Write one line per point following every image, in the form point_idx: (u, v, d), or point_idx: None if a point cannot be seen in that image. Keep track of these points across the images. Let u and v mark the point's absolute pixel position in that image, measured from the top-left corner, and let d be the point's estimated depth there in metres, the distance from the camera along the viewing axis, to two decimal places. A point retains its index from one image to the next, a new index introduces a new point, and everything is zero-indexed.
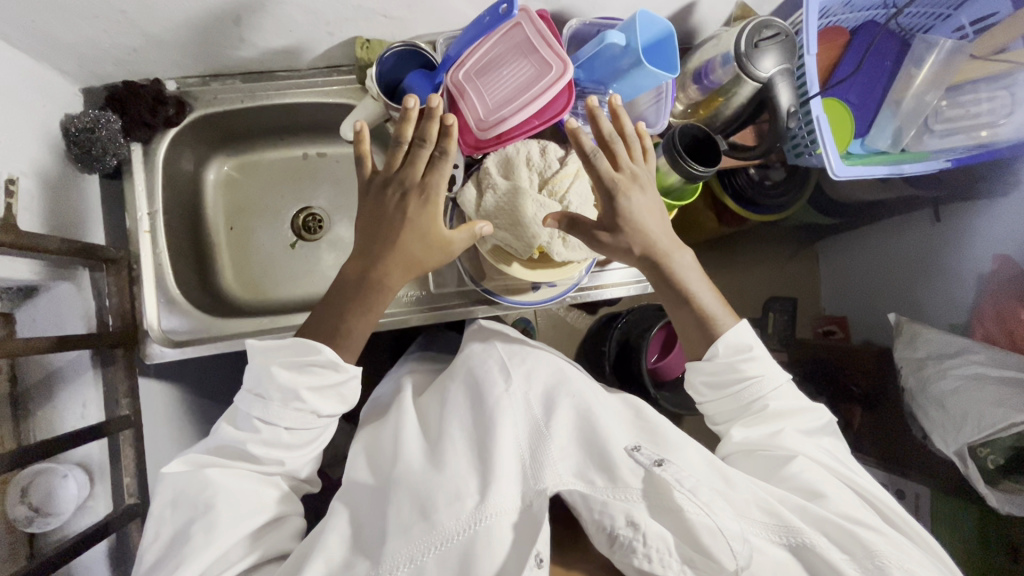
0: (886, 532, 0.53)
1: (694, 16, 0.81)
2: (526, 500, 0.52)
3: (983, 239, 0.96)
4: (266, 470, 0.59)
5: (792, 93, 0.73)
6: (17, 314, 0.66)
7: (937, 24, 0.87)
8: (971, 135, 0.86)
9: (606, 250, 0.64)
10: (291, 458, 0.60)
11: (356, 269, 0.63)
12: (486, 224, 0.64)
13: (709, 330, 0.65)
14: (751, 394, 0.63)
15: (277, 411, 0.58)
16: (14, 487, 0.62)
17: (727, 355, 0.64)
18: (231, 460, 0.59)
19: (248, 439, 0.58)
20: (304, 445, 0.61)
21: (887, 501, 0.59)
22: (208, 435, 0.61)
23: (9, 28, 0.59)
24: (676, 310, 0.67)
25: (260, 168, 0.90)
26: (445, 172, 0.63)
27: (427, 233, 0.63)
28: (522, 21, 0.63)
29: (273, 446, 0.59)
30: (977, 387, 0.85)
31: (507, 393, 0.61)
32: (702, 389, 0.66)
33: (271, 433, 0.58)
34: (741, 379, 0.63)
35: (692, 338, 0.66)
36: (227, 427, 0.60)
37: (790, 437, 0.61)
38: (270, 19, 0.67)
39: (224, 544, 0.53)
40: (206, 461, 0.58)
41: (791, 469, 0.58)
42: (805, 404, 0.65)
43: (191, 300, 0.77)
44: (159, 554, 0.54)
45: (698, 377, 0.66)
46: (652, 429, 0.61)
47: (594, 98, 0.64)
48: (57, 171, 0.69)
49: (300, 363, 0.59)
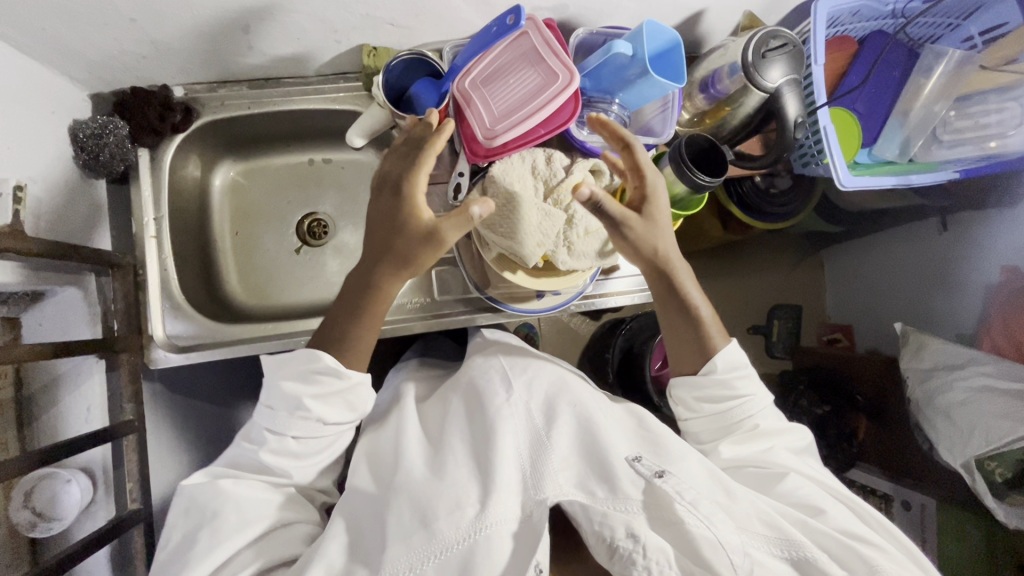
0: (881, 546, 0.53)
1: (701, 25, 0.81)
2: (526, 509, 0.51)
3: (990, 249, 0.94)
4: (274, 479, 0.59)
5: (798, 104, 0.73)
6: (22, 318, 0.65)
7: (946, 34, 0.85)
8: (979, 146, 0.85)
9: (634, 239, 0.61)
10: (300, 470, 0.61)
11: (358, 282, 0.63)
12: (483, 202, 0.55)
13: (706, 343, 0.64)
14: (741, 412, 0.63)
15: (284, 421, 0.58)
16: (19, 491, 0.62)
17: (725, 371, 0.63)
18: (244, 472, 0.59)
19: (262, 447, 0.59)
20: (311, 454, 0.61)
21: (876, 515, 0.59)
22: (228, 450, 0.63)
23: (18, 35, 0.60)
24: (672, 323, 0.66)
25: (267, 174, 0.90)
26: (423, 162, 0.58)
27: (411, 227, 0.59)
28: (528, 30, 0.64)
29: (282, 454, 0.59)
30: (986, 399, 0.84)
31: (508, 403, 0.60)
32: (697, 405, 0.64)
33: (280, 442, 0.59)
34: (733, 397, 0.63)
35: (686, 354, 0.66)
36: (243, 441, 0.61)
37: (781, 454, 0.62)
38: (279, 27, 0.67)
39: (232, 548, 0.53)
40: (223, 472, 0.59)
41: (787, 485, 0.58)
42: (789, 425, 0.65)
43: (196, 307, 0.78)
44: (166, 557, 0.55)
45: (688, 392, 0.65)
46: (653, 439, 0.59)
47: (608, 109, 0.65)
48: (65, 176, 0.69)
49: (301, 372, 0.59)
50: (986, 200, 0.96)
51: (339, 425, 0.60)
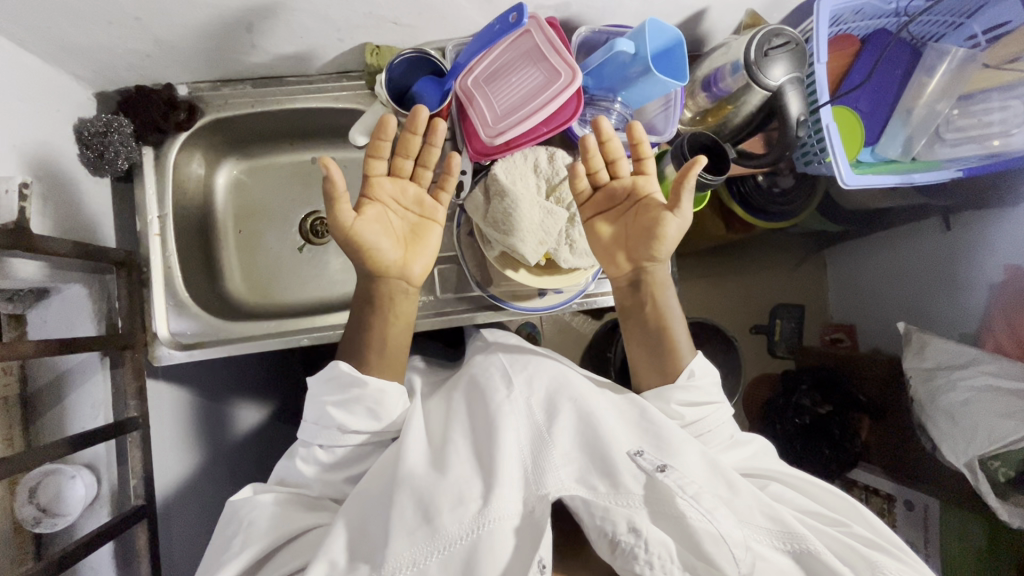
0: (873, 539, 0.54)
1: (704, 23, 0.81)
2: (528, 505, 0.51)
3: (993, 249, 0.94)
4: (303, 492, 0.60)
5: (802, 102, 0.73)
6: (28, 314, 0.67)
7: (949, 32, 0.85)
8: (982, 144, 0.85)
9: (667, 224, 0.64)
10: (323, 482, 0.60)
11: (359, 290, 0.66)
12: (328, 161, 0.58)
13: (674, 357, 0.65)
14: (717, 419, 0.62)
15: (312, 431, 0.60)
16: (23, 488, 0.62)
17: (703, 374, 0.64)
18: (280, 486, 0.60)
19: (296, 458, 0.61)
20: (337, 467, 0.60)
21: (848, 499, 0.59)
22: (275, 470, 0.64)
23: (21, 31, 0.60)
24: (654, 324, 0.67)
25: (271, 172, 0.90)
26: (371, 167, 0.64)
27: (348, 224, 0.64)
28: (531, 29, 0.64)
29: (310, 464, 0.60)
30: (989, 398, 0.83)
31: (508, 400, 0.59)
32: (682, 412, 0.61)
33: (308, 451, 0.60)
34: (707, 406, 0.62)
35: (648, 370, 0.66)
36: (285, 459, 0.63)
37: (761, 458, 0.62)
38: (282, 26, 0.67)
39: (249, 554, 0.53)
40: (264, 486, 0.60)
41: (770, 489, 0.58)
42: (758, 436, 0.66)
43: (201, 303, 0.78)
44: (202, 563, 0.56)
45: (674, 398, 0.61)
46: (654, 430, 0.56)
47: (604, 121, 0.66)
48: (69, 174, 0.70)
49: (325, 381, 0.61)
50: (988, 199, 0.95)
51: (362, 435, 0.60)
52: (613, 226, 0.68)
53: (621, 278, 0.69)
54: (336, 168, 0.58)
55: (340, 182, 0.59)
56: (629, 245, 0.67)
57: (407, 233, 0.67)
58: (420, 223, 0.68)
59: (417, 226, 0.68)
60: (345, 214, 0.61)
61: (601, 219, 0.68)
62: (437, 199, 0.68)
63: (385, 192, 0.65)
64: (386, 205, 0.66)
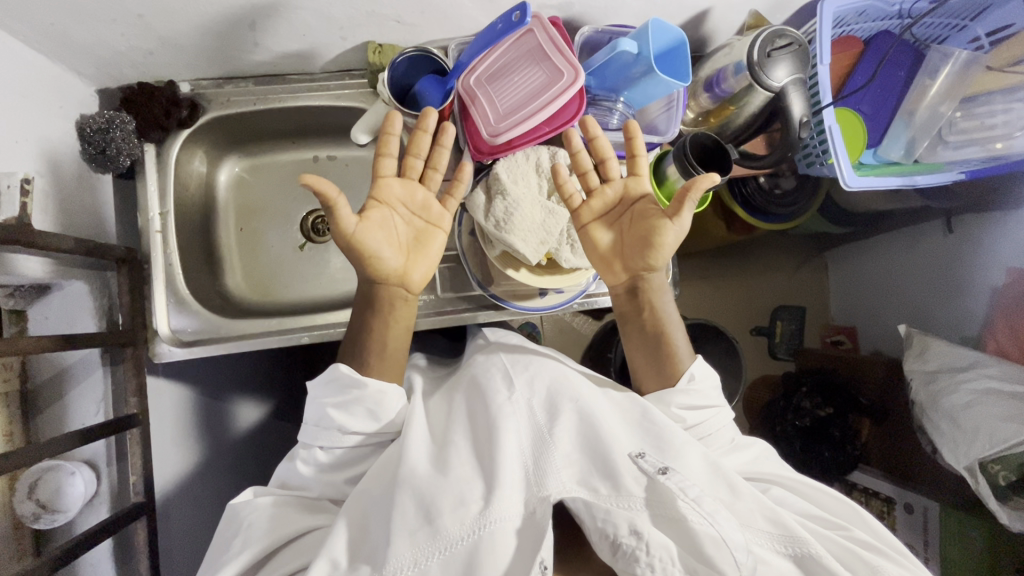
0: (875, 545, 0.54)
1: (707, 24, 0.81)
2: (529, 506, 0.51)
3: (995, 252, 0.94)
4: (305, 494, 0.59)
5: (804, 103, 0.73)
6: (29, 310, 0.67)
7: (954, 34, 0.85)
8: (985, 147, 0.85)
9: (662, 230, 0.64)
10: (322, 483, 0.59)
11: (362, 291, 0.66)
12: (317, 179, 0.56)
13: (671, 362, 0.65)
14: (717, 422, 0.62)
15: (312, 432, 0.60)
16: (22, 483, 0.63)
17: (703, 378, 0.64)
18: (281, 488, 0.60)
19: (296, 458, 0.61)
20: (339, 468, 0.60)
21: (850, 503, 0.59)
22: (275, 473, 0.64)
23: (25, 28, 0.60)
24: (651, 331, 0.67)
25: (272, 171, 0.90)
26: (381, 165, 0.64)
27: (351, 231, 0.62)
28: (534, 28, 0.64)
29: (311, 466, 0.60)
30: (990, 402, 0.83)
31: (509, 401, 0.59)
32: (682, 415, 0.61)
33: (309, 451, 0.60)
34: (707, 408, 0.63)
35: (648, 373, 0.66)
36: (286, 461, 0.63)
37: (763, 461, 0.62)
38: (285, 23, 0.67)
39: (248, 555, 0.53)
40: (265, 488, 0.60)
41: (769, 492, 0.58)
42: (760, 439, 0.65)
43: (202, 301, 0.78)
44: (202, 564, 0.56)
45: (674, 401, 0.61)
46: (656, 432, 0.56)
47: (592, 121, 0.66)
48: (70, 171, 0.70)
49: (327, 381, 0.62)
50: (990, 203, 0.95)
51: (361, 436, 0.60)
52: (610, 232, 0.68)
53: (618, 284, 0.69)
54: (321, 184, 0.56)
55: (332, 190, 0.57)
56: (625, 251, 0.67)
57: (410, 239, 0.66)
58: (425, 230, 0.67)
59: (421, 232, 0.67)
60: (347, 219, 0.60)
61: (598, 223, 0.67)
62: (445, 206, 0.68)
63: (393, 195, 0.65)
64: (393, 207, 0.65)
